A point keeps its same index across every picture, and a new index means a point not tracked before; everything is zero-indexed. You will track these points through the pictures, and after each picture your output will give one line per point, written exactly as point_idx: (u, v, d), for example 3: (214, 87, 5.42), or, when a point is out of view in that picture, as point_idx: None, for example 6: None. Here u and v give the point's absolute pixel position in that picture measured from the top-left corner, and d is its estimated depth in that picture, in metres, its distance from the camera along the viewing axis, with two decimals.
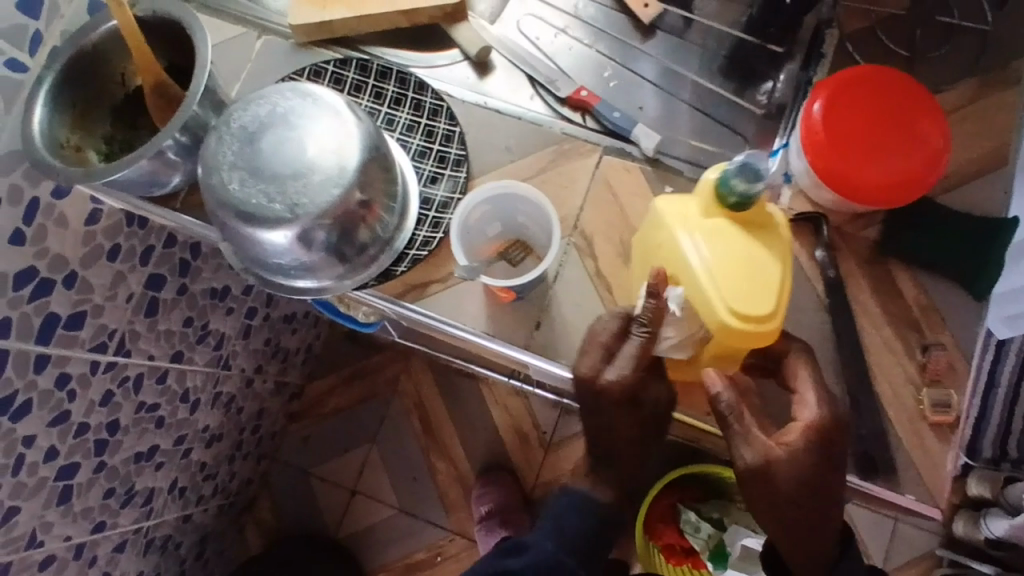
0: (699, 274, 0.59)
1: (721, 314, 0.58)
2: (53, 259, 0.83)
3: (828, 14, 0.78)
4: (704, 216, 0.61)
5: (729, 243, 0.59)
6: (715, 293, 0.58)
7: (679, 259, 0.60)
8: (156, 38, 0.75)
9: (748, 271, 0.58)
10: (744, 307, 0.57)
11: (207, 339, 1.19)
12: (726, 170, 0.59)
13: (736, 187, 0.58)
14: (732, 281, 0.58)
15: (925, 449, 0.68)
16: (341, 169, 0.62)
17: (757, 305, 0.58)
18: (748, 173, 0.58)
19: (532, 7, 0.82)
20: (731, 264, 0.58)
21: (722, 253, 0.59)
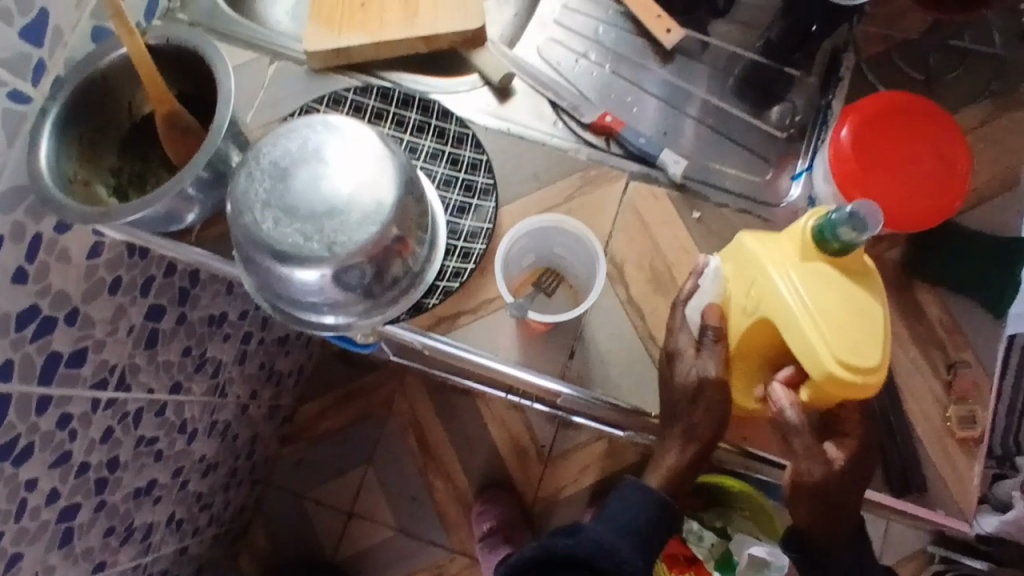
0: (806, 324, 0.56)
1: (828, 367, 0.56)
2: (56, 297, 0.80)
3: (845, 38, 0.79)
4: (807, 263, 0.58)
5: (834, 293, 0.57)
6: (823, 346, 0.56)
7: (780, 307, 0.58)
8: (169, 66, 0.72)
9: (854, 323, 0.57)
10: (852, 360, 0.56)
11: (205, 367, 1.15)
12: (831, 218, 0.57)
13: (843, 236, 0.56)
14: (840, 333, 0.56)
15: (954, 466, 0.70)
16: (378, 205, 0.61)
17: (866, 358, 0.56)
18: (859, 223, 0.55)
19: (552, 33, 0.82)
20: (838, 315, 0.57)
21: (828, 304, 0.57)
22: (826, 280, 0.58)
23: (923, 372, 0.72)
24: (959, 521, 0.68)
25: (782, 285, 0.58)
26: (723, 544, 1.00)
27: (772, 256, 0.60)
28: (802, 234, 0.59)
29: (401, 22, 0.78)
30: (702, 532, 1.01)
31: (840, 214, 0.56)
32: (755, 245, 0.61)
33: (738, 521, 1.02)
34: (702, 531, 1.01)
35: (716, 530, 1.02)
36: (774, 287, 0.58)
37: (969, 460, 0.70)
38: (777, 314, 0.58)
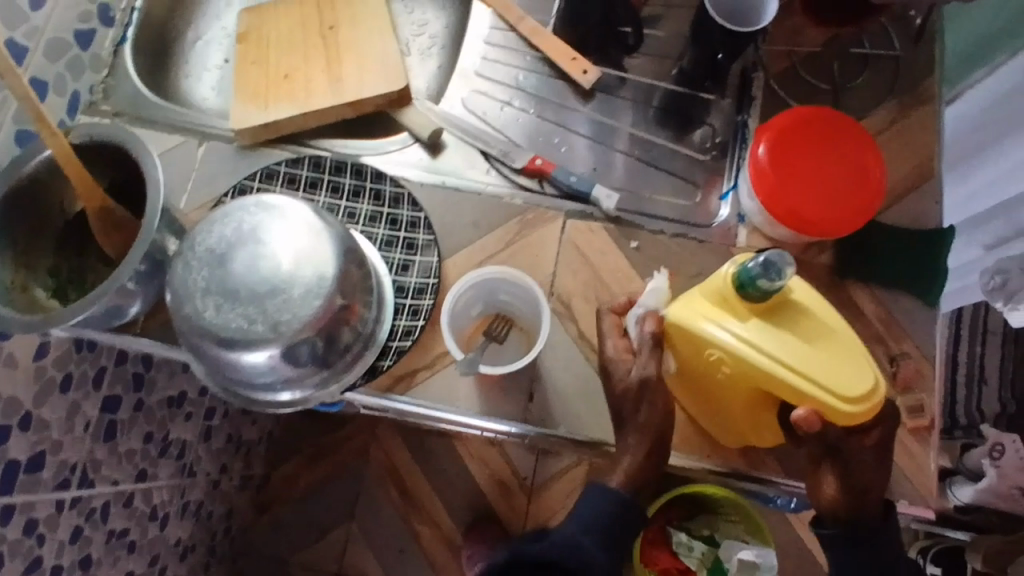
0: (808, 387, 0.59)
1: (846, 411, 0.59)
2: (7, 404, 0.79)
3: (753, 59, 0.83)
4: (767, 325, 0.61)
5: (809, 343, 0.60)
6: (830, 396, 0.59)
7: (774, 380, 0.60)
8: (96, 162, 0.72)
9: (837, 358, 0.60)
10: (858, 392, 0.59)
11: (168, 450, 1.12)
12: (751, 268, 0.58)
13: (765, 285, 0.58)
14: (835, 376, 0.59)
15: (909, 454, 0.72)
16: (320, 278, 0.61)
17: (855, 382, 0.59)
18: (774, 269, 0.58)
19: (476, 85, 0.84)
20: (823, 361, 0.59)
21: (812, 356, 0.59)
22: (794, 331, 0.60)
23: None
24: (921, 507, 0.72)
25: (765, 362, 0.60)
26: (714, 552, 0.95)
27: (731, 332, 0.61)
28: (734, 297, 0.61)
29: (325, 92, 0.80)
30: (690, 542, 0.95)
31: (751, 267, 0.58)
32: (702, 322, 0.62)
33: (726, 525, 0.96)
34: (691, 542, 0.95)
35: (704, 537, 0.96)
36: (754, 363, 0.60)
37: (922, 446, 0.72)
38: (776, 386, 0.60)
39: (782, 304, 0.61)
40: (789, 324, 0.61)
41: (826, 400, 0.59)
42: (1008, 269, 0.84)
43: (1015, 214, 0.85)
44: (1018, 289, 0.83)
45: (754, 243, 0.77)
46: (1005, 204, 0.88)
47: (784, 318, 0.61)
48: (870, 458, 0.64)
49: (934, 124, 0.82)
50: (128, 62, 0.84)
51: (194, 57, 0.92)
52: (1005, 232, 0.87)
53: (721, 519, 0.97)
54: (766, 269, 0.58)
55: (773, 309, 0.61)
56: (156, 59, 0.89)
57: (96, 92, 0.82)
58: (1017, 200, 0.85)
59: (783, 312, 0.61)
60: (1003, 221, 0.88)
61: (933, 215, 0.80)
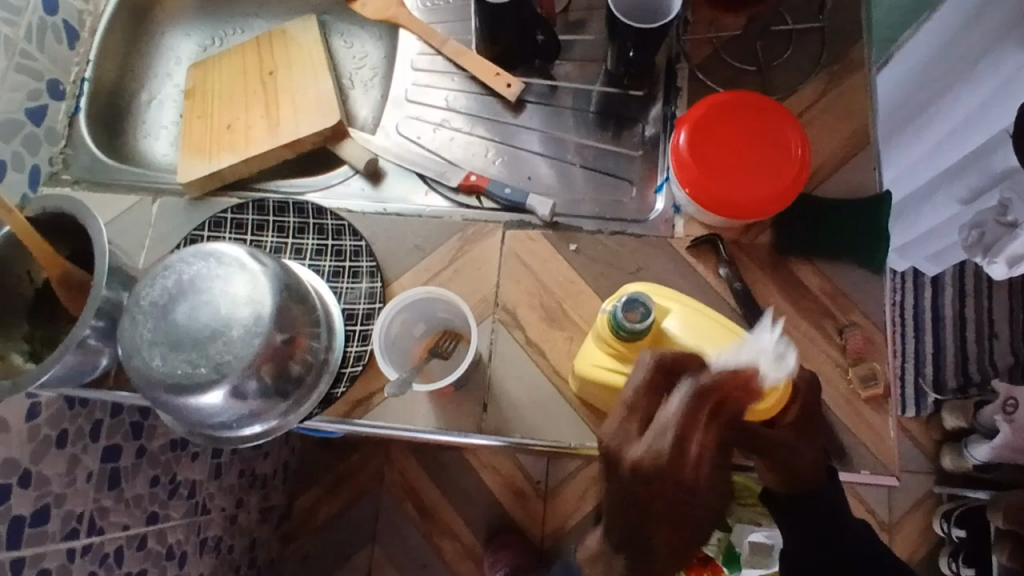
0: None
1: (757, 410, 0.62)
2: (4, 465, 0.83)
3: (676, 50, 0.85)
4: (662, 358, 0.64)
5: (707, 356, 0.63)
6: (739, 401, 0.62)
7: None
8: (53, 231, 0.76)
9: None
10: (761, 385, 0.62)
11: (179, 490, 1.16)
12: (614, 308, 0.64)
13: (625, 322, 0.63)
14: (735, 381, 0.62)
15: (863, 421, 0.73)
16: (257, 318, 0.64)
17: (760, 381, 0.62)
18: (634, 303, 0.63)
19: (408, 110, 0.87)
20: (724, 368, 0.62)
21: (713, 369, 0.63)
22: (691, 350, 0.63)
23: (816, 342, 0.75)
24: (884, 476, 0.71)
25: None
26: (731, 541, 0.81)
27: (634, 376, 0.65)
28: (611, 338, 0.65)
29: (264, 136, 0.84)
30: None
31: (616, 309, 0.63)
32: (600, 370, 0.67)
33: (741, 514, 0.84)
34: None
35: None
36: None
37: (879, 415, 0.73)
38: None
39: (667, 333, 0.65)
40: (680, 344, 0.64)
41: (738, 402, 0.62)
42: (983, 223, 0.83)
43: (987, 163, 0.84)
44: (994, 243, 0.82)
45: (691, 232, 0.78)
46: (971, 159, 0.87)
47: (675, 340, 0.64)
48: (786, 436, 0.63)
49: (865, 90, 0.82)
50: (84, 131, 0.89)
51: (150, 118, 0.96)
52: (978, 184, 0.87)
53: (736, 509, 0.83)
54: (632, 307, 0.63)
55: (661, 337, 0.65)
56: (112, 124, 0.94)
57: (56, 163, 0.87)
58: (980, 153, 0.86)
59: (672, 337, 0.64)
60: (977, 175, 0.87)
61: (873, 182, 0.79)
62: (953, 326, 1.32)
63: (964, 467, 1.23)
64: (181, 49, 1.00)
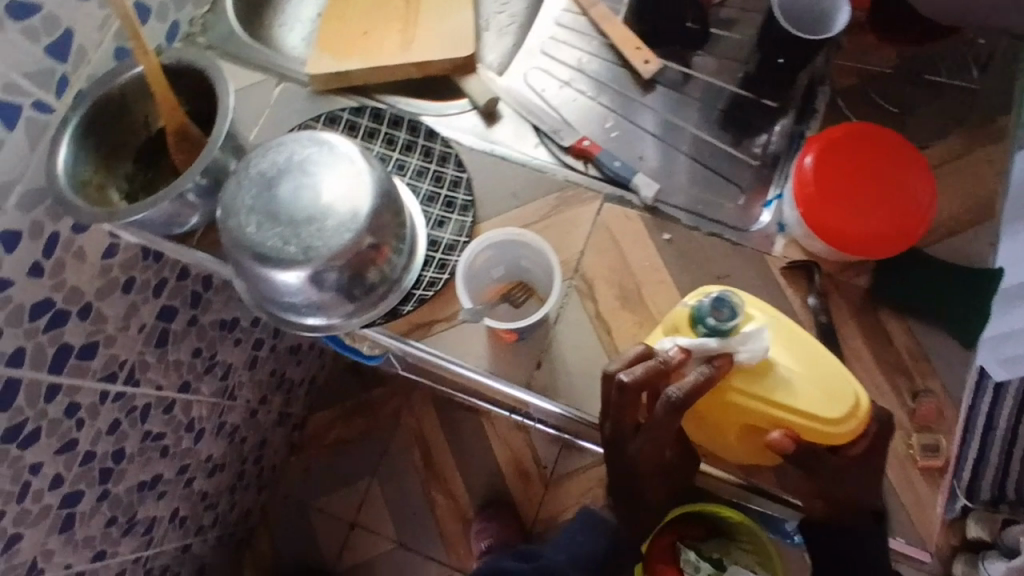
0: (788, 415, 0.59)
1: (830, 433, 0.59)
2: (72, 291, 0.85)
3: (821, 72, 0.83)
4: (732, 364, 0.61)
5: (785, 371, 0.60)
6: (813, 421, 0.59)
7: (757, 409, 0.60)
8: (180, 84, 0.78)
9: (810, 379, 0.59)
10: (837, 411, 0.59)
11: (214, 369, 1.20)
12: (700, 303, 0.61)
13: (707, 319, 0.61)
14: (811, 399, 0.59)
15: (912, 490, 0.70)
16: (353, 214, 0.65)
17: (839, 403, 0.59)
18: (729, 305, 0.61)
19: (539, 62, 0.87)
20: (803, 383, 0.59)
21: (784, 381, 0.60)
22: (774, 355, 0.60)
23: (886, 398, 0.73)
24: (920, 550, 0.69)
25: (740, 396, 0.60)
26: None
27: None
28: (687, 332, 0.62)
29: (395, 50, 0.84)
30: None
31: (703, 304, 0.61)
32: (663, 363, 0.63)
33: None
34: None
35: None
36: (726, 397, 0.60)
37: (930, 488, 0.70)
38: (759, 416, 0.60)
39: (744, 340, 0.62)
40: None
41: (808, 423, 0.59)
42: None
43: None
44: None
45: (790, 254, 0.76)
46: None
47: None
48: (843, 472, 0.62)
49: (1005, 162, 0.79)
50: (227, 2, 0.91)
51: (289, 9, 0.99)
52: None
53: None
54: (717, 307, 0.61)
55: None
56: (253, 5, 0.96)
57: (195, 25, 0.89)
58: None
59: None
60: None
61: (986, 256, 0.76)
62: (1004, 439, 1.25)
63: None
64: None
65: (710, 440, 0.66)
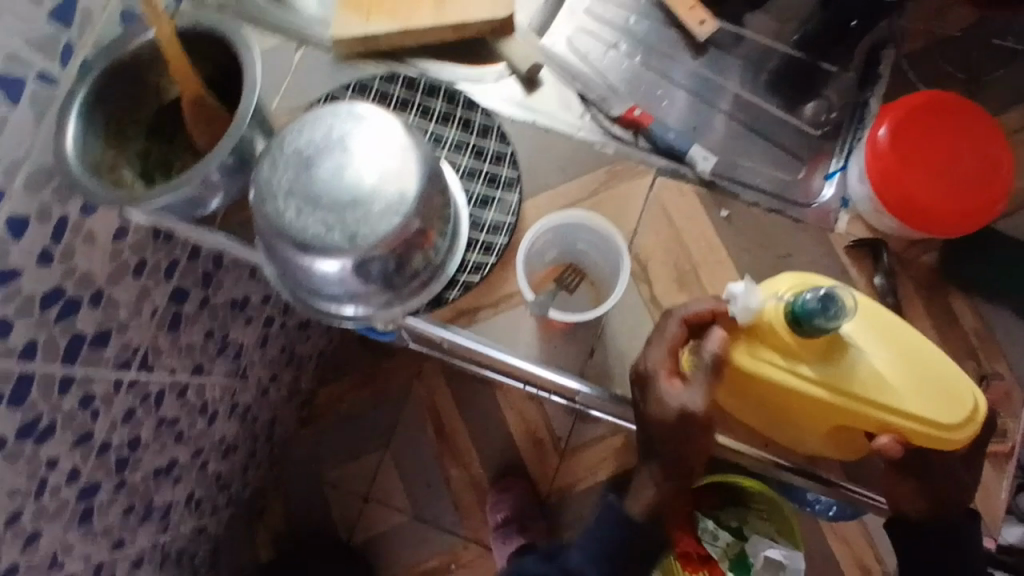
0: (891, 417, 0.57)
1: (933, 435, 0.57)
2: (82, 277, 0.79)
3: (885, 34, 0.79)
4: (838, 367, 0.57)
5: (887, 370, 0.57)
6: (917, 423, 0.57)
7: (859, 411, 0.57)
8: (196, 52, 0.72)
9: (917, 382, 0.57)
10: (947, 412, 0.57)
11: (226, 350, 1.15)
12: (804, 298, 0.55)
13: (816, 319, 0.55)
14: (915, 400, 0.57)
15: (984, 479, 0.66)
16: (401, 196, 0.60)
17: (941, 404, 0.57)
18: (832, 308, 0.55)
19: (582, 22, 0.81)
20: (907, 383, 0.57)
21: (886, 382, 0.57)
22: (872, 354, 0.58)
23: None
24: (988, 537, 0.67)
25: (841, 398, 0.57)
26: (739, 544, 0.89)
27: (803, 380, 0.58)
28: (786, 330, 0.57)
29: (429, 10, 0.77)
30: (718, 530, 0.89)
31: (810, 301, 0.55)
32: (755, 361, 0.59)
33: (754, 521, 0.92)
34: (718, 530, 0.89)
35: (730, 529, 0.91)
36: (826, 399, 0.57)
37: (998, 474, 0.67)
38: (858, 418, 0.58)
39: (846, 339, 0.58)
40: (859, 352, 0.58)
41: (919, 428, 0.57)
42: None
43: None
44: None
45: (853, 232, 0.71)
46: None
47: (855, 348, 0.58)
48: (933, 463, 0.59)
49: None
50: None
51: None
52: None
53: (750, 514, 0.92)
54: (824, 305, 0.55)
55: (836, 342, 0.58)
56: None
57: None
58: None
59: (853, 343, 0.58)
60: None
61: None
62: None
63: None
64: None
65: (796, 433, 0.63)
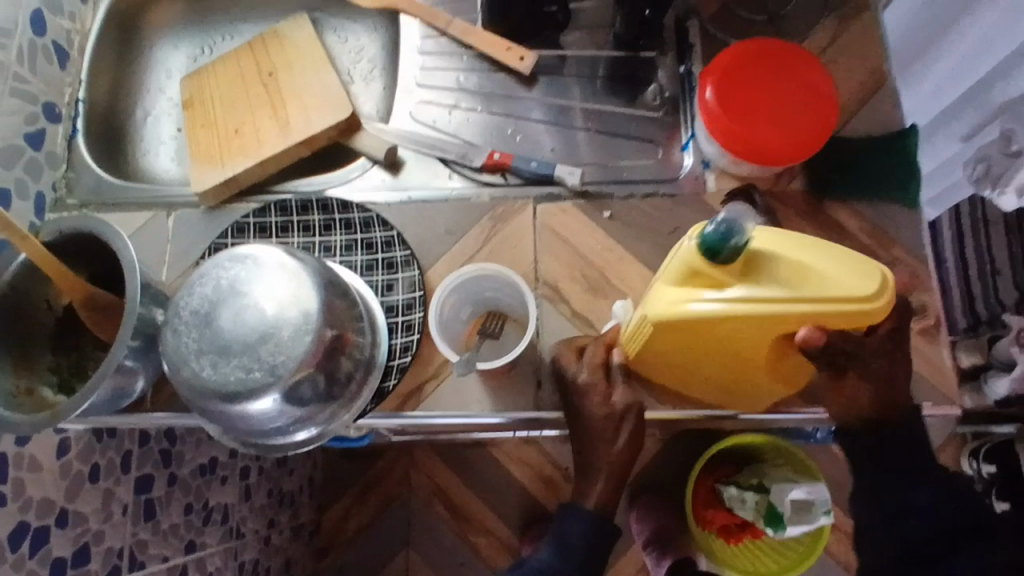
0: (816, 307, 0.54)
1: (870, 311, 0.53)
2: (41, 506, 0.79)
3: (683, 10, 0.84)
4: (753, 280, 0.56)
5: (799, 269, 0.55)
6: (849, 304, 0.53)
7: (787, 316, 0.54)
8: (72, 254, 0.73)
9: (829, 269, 0.55)
10: (873, 286, 0.53)
11: (212, 516, 1.13)
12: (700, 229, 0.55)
13: (712, 240, 0.54)
14: (839, 285, 0.54)
15: (921, 352, 0.72)
16: (306, 316, 0.62)
17: (868, 282, 0.54)
18: (739, 224, 0.54)
19: (420, 96, 0.86)
20: (824, 272, 0.54)
21: (799, 278, 0.55)
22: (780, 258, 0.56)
23: None
24: (947, 406, 0.71)
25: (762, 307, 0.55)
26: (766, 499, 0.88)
27: (721, 300, 0.55)
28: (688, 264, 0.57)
29: (276, 137, 0.82)
30: (741, 495, 0.91)
31: (710, 228, 0.54)
32: (668, 306, 0.58)
33: (774, 471, 0.91)
34: (742, 494, 0.91)
35: (755, 488, 0.91)
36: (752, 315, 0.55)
37: (934, 347, 0.72)
38: (790, 319, 0.55)
39: (752, 252, 0.57)
40: (765, 263, 0.56)
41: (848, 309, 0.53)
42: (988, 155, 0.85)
43: (1003, 86, 0.85)
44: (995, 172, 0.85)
45: (724, 186, 0.77)
46: (974, 88, 0.89)
47: (760, 261, 0.57)
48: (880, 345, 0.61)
49: (877, 28, 0.81)
50: (83, 153, 0.86)
51: (148, 134, 0.95)
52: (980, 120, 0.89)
53: (767, 466, 0.92)
54: (719, 226, 0.54)
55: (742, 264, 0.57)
56: (111, 145, 0.92)
57: (60, 188, 0.84)
58: (982, 85, 0.88)
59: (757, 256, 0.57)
60: (975, 111, 0.90)
61: (896, 117, 0.78)
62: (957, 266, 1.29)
63: (985, 405, 1.21)
64: (170, 62, 0.99)
65: (741, 370, 0.63)
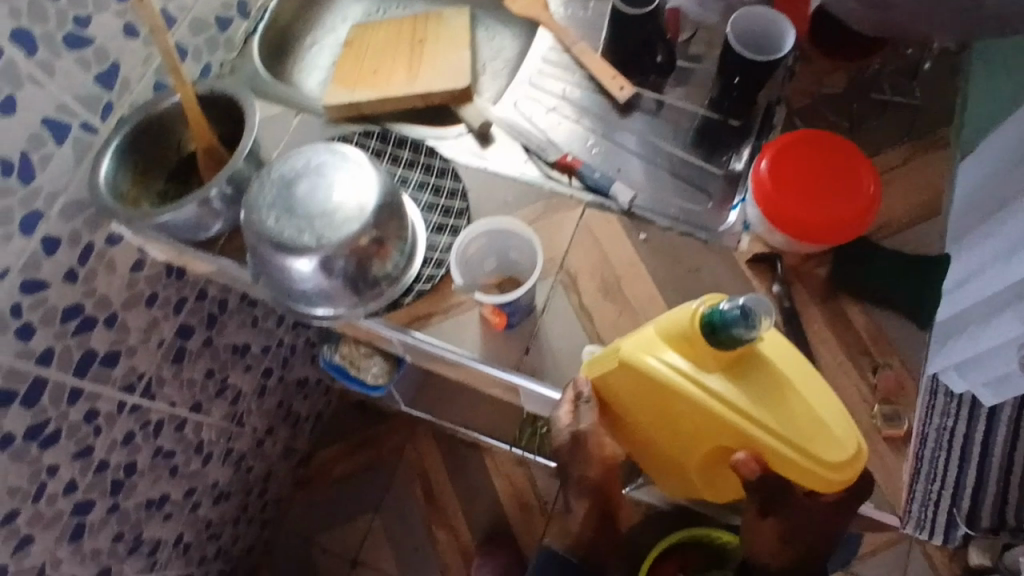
0: (771, 442, 0.62)
1: (817, 472, 0.62)
2: (100, 299, 0.92)
3: (775, 95, 0.92)
4: (739, 383, 0.63)
5: (784, 399, 0.63)
6: (801, 454, 0.62)
7: (746, 432, 0.63)
8: (214, 110, 0.90)
9: (806, 415, 0.62)
10: (835, 455, 0.61)
11: (225, 393, 1.26)
12: (724, 311, 0.61)
13: (728, 330, 0.60)
14: (804, 435, 0.62)
15: (883, 461, 0.74)
16: (361, 209, 0.74)
17: (831, 448, 0.62)
18: (750, 322, 0.60)
19: (529, 93, 0.98)
20: (799, 417, 0.62)
21: (777, 407, 0.63)
22: (774, 378, 0.63)
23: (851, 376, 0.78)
24: (888, 512, 0.72)
25: (729, 411, 0.63)
26: None
27: (702, 384, 0.63)
28: (695, 336, 0.63)
29: (401, 83, 0.96)
30: None
31: (729, 313, 0.60)
32: (655, 358, 0.65)
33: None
34: None
35: None
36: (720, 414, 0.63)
37: (896, 457, 0.74)
38: (742, 437, 0.63)
39: (753, 357, 0.64)
40: (757, 374, 0.63)
41: (805, 464, 0.62)
42: None
43: None
44: None
45: (753, 249, 0.84)
46: None
47: (754, 370, 0.64)
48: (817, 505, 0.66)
49: (946, 166, 0.87)
50: (254, 48, 1.03)
51: (307, 58, 1.13)
52: None
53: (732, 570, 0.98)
54: (742, 322, 0.60)
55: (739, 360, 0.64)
56: (276, 54, 1.10)
57: (225, 67, 1.02)
58: None
59: (756, 365, 0.64)
60: None
61: (936, 248, 0.83)
62: (961, 463, 1.43)
63: None
64: (349, 10, 1.18)
65: (686, 457, 0.71)
